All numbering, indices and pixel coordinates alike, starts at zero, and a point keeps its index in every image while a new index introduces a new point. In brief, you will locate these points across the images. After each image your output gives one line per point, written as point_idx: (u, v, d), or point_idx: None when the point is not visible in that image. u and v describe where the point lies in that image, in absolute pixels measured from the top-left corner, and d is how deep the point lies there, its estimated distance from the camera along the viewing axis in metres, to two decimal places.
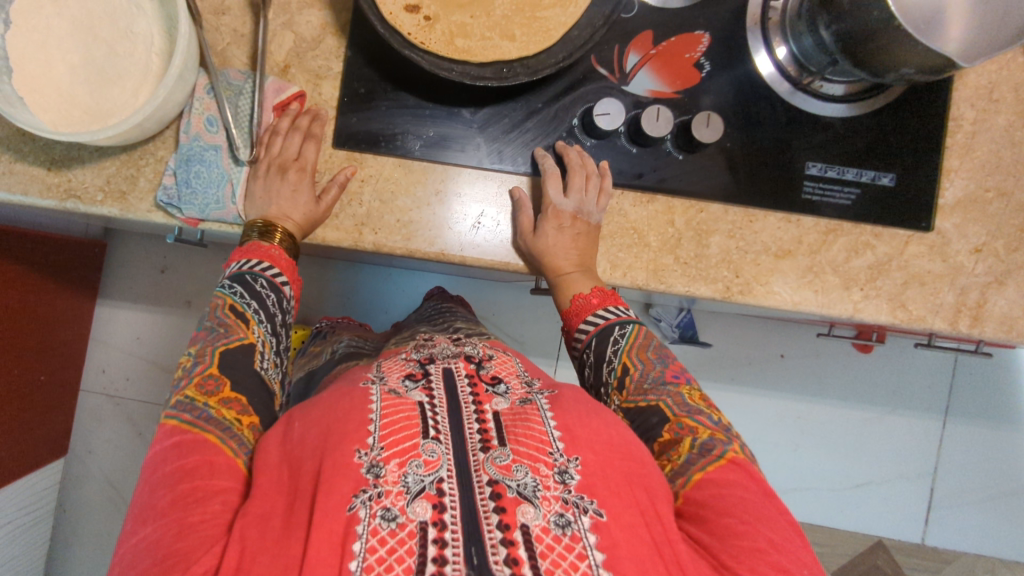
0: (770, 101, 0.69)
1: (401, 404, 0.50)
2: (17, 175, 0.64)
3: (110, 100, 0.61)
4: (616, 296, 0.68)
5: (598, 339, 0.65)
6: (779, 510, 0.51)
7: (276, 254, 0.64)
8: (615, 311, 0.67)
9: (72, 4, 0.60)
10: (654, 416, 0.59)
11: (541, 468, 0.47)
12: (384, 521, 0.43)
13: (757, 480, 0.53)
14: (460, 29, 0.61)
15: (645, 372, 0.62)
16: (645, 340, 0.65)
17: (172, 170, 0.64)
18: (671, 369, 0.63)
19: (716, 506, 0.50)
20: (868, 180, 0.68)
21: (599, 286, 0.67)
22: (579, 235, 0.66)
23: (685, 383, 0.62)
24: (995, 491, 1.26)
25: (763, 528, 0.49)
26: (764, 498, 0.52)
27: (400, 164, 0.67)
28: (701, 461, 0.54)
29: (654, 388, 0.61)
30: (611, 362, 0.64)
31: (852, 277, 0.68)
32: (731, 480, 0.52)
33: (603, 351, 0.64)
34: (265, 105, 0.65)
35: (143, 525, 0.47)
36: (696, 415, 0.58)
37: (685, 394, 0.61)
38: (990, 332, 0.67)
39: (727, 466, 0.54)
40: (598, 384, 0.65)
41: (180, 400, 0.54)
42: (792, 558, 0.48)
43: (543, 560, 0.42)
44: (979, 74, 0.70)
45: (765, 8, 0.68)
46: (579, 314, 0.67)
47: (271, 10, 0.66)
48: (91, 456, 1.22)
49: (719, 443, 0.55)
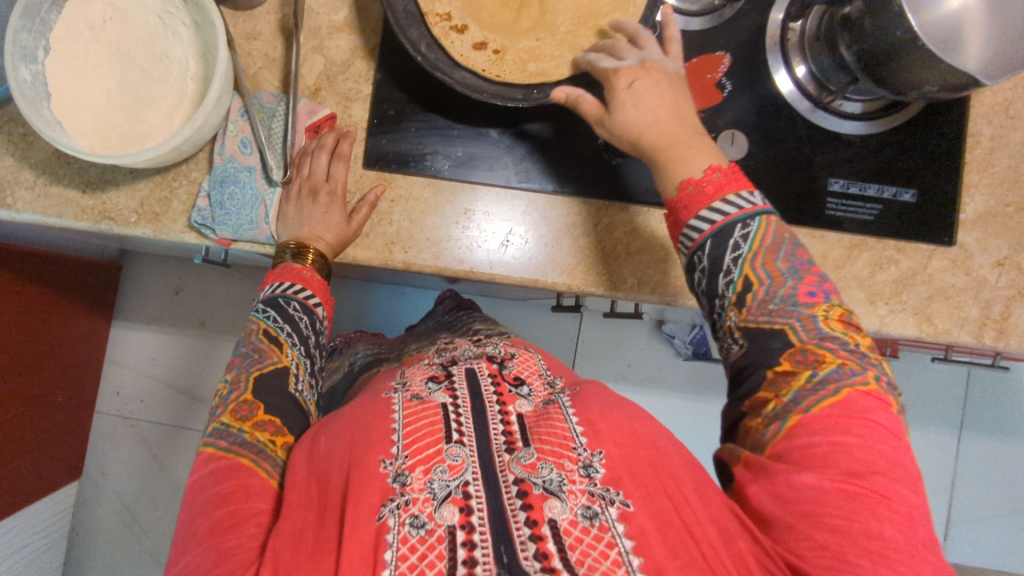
0: (791, 119, 0.70)
1: (424, 410, 0.51)
2: (52, 197, 0.65)
3: (145, 124, 0.62)
4: (739, 180, 0.55)
5: (714, 241, 0.53)
6: (881, 457, 0.45)
7: (308, 275, 0.64)
8: (735, 201, 0.54)
9: (108, 31, 0.61)
10: (775, 341, 0.50)
11: (566, 463, 0.47)
12: (413, 529, 0.43)
13: (874, 421, 0.46)
14: (529, 54, 0.63)
15: (773, 290, 0.51)
16: (774, 245, 0.52)
17: (206, 192, 0.65)
18: (805, 284, 0.51)
19: (790, 463, 0.46)
20: (890, 196, 0.70)
21: (716, 166, 0.56)
22: (667, 92, 0.59)
23: (822, 301, 0.51)
24: (1011, 506, 1.26)
25: (842, 481, 0.44)
26: (869, 443, 0.45)
27: (429, 183, 0.68)
28: (810, 400, 0.47)
29: (782, 310, 0.50)
30: (730, 273, 0.52)
31: (877, 292, 0.68)
32: (838, 423, 0.46)
33: (719, 257, 0.52)
34: (299, 127, 0.67)
35: (184, 553, 0.47)
36: (830, 343, 0.49)
37: (820, 318, 0.50)
38: (1016, 345, 0.68)
39: (845, 405, 0.47)
40: (710, 293, 0.54)
41: (215, 427, 0.54)
42: (869, 514, 0.43)
43: (573, 552, 0.43)
44: (995, 91, 0.71)
45: (784, 29, 0.70)
46: (688, 205, 0.55)
47: (302, 35, 0.68)
48: (105, 479, 1.22)
49: (842, 380, 0.48)
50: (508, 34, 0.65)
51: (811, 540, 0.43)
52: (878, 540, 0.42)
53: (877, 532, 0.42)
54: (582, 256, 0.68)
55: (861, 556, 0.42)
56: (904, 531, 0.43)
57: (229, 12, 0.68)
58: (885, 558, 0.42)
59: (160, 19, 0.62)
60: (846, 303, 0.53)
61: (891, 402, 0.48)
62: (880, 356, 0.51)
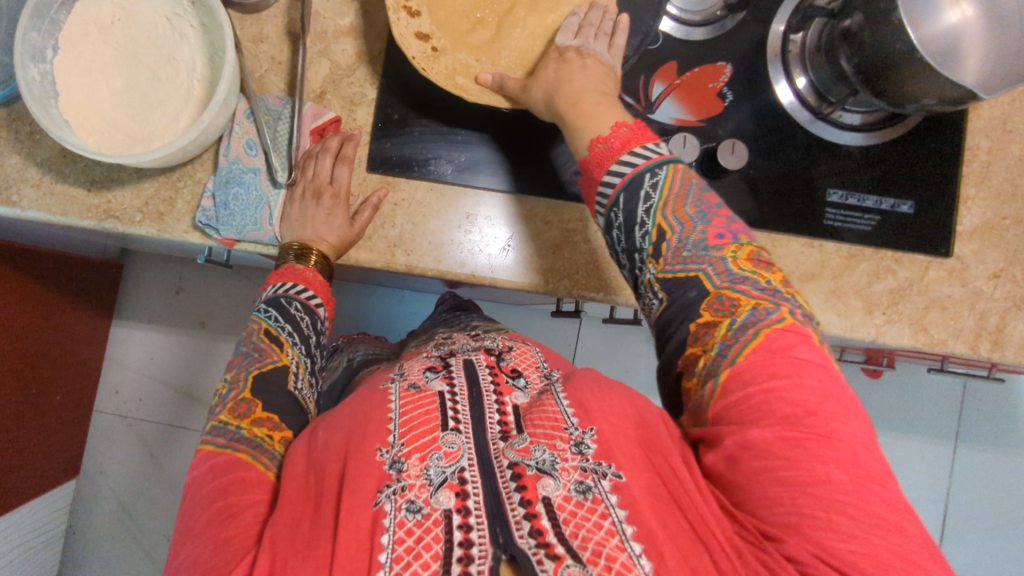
0: (790, 129, 0.71)
1: (421, 399, 0.51)
2: (57, 195, 0.66)
3: (151, 124, 0.62)
4: (646, 135, 0.55)
5: (627, 195, 0.53)
6: (813, 395, 0.45)
7: (310, 276, 0.65)
8: (643, 153, 0.54)
9: (117, 32, 0.62)
10: (692, 290, 0.50)
11: (558, 444, 0.48)
12: (409, 513, 0.44)
13: (799, 358, 0.46)
14: (463, 67, 0.64)
15: (685, 237, 0.51)
16: (682, 191, 0.53)
17: (211, 192, 0.65)
18: (714, 227, 0.52)
19: (735, 423, 0.45)
20: (888, 208, 0.70)
21: (622, 124, 0.56)
22: (600, 73, 0.61)
23: (731, 242, 0.51)
24: (1008, 518, 1.26)
25: (781, 429, 0.43)
26: (798, 381, 0.45)
27: (432, 188, 0.68)
28: (733, 350, 0.47)
29: (694, 256, 0.50)
30: (644, 226, 0.52)
31: (874, 302, 0.69)
32: (762, 368, 0.46)
33: (632, 210, 0.52)
34: (303, 130, 0.67)
35: (183, 547, 0.47)
36: (743, 285, 0.49)
37: (730, 260, 0.50)
38: (1011, 357, 0.68)
39: (767, 347, 0.46)
40: (630, 250, 0.54)
41: (214, 425, 0.54)
42: (813, 458, 0.42)
43: (567, 526, 0.43)
44: (993, 106, 0.72)
45: (785, 41, 0.70)
46: (598, 163, 0.55)
47: (309, 39, 0.69)
48: (103, 477, 1.22)
49: (760, 322, 0.47)
50: (454, 39, 0.65)
51: (766, 499, 0.43)
52: (826, 484, 0.42)
53: (826, 478, 0.42)
54: (584, 262, 0.69)
55: (814, 506, 0.42)
56: (850, 469, 0.43)
57: (237, 15, 0.69)
58: (838, 504, 0.41)
59: (168, 21, 0.63)
60: (756, 243, 0.53)
61: (811, 335, 0.48)
62: (794, 291, 0.51)
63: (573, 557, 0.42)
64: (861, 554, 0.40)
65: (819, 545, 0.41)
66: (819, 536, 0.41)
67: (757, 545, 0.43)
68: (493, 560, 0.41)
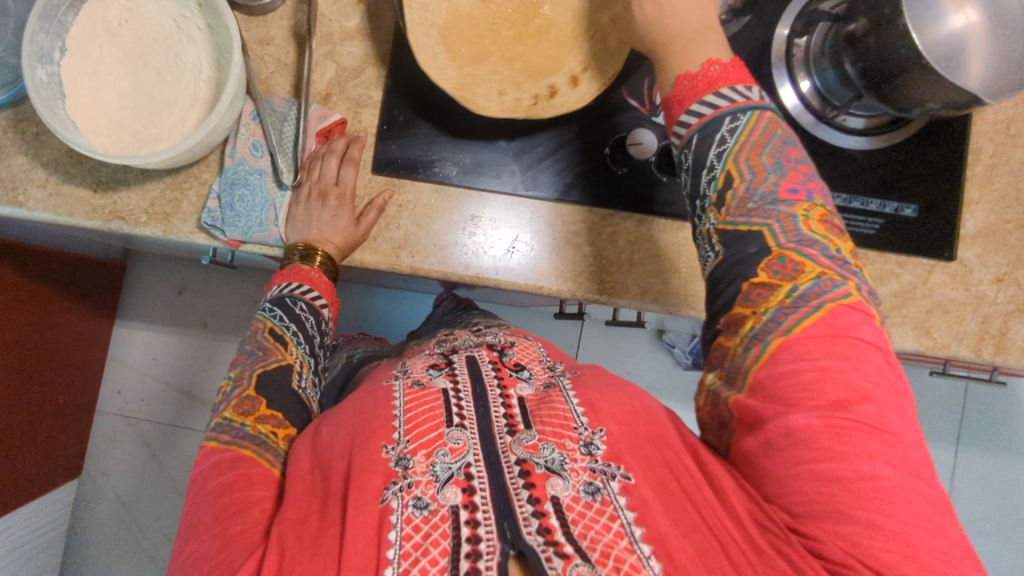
0: (794, 132, 0.71)
1: (424, 396, 0.51)
2: (64, 196, 0.66)
3: (157, 125, 0.62)
4: (739, 74, 0.53)
5: (701, 136, 0.52)
6: (867, 380, 0.44)
7: (316, 276, 0.65)
8: (730, 95, 0.52)
9: (124, 33, 0.62)
10: (751, 247, 0.48)
11: (567, 443, 0.48)
12: (416, 510, 0.44)
13: (857, 338, 0.45)
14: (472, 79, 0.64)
15: (753, 187, 0.49)
16: (762, 139, 0.51)
17: (216, 193, 0.65)
18: (788, 181, 0.50)
19: (780, 403, 0.44)
20: (892, 211, 0.71)
21: (716, 60, 0.53)
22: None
23: (805, 199, 0.49)
24: (1009, 520, 1.26)
25: (827, 416, 0.43)
26: (854, 364, 0.44)
27: (437, 190, 0.69)
28: (790, 319, 0.46)
29: (760, 210, 0.49)
30: (713, 169, 0.51)
31: (878, 305, 0.69)
32: (820, 344, 0.45)
33: (704, 153, 0.51)
34: (310, 131, 0.68)
35: (189, 541, 0.47)
36: (809, 248, 0.48)
37: (800, 219, 0.48)
38: (1013, 360, 0.69)
39: (827, 323, 0.45)
40: (696, 194, 0.53)
41: (218, 422, 0.54)
42: (860, 452, 0.42)
43: (576, 526, 0.44)
44: (996, 110, 0.72)
45: (790, 44, 0.71)
46: (680, 101, 0.54)
47: (315, 41, 0.69)
48: (105, 477, 1.22)
49: (823, 294, 0.46)
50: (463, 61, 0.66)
51: (801, 495, 0.42)
52: (868, 481, 0.41)
53: (870, 474, 0.41)
54: (588, 264, 0.69)
55: (855, 504, 0.41)
56: (897, 465, 0.42)
57: (243, 17, 0.69)
58: (877, 501, 0.41)
59: (175, 22, 0.63)
60: (830, 206, 0.51)
61: (873, 314, 0.47)
62: (861, 264, 0.50)
63: (581, 556, 0.42)
64: (901, 554, 0.40)
65: (851, 541, 0.40)
66: (856, 536, 0.40)
67: (778, 535, 0.43)
68: (502, 556, 0.41)
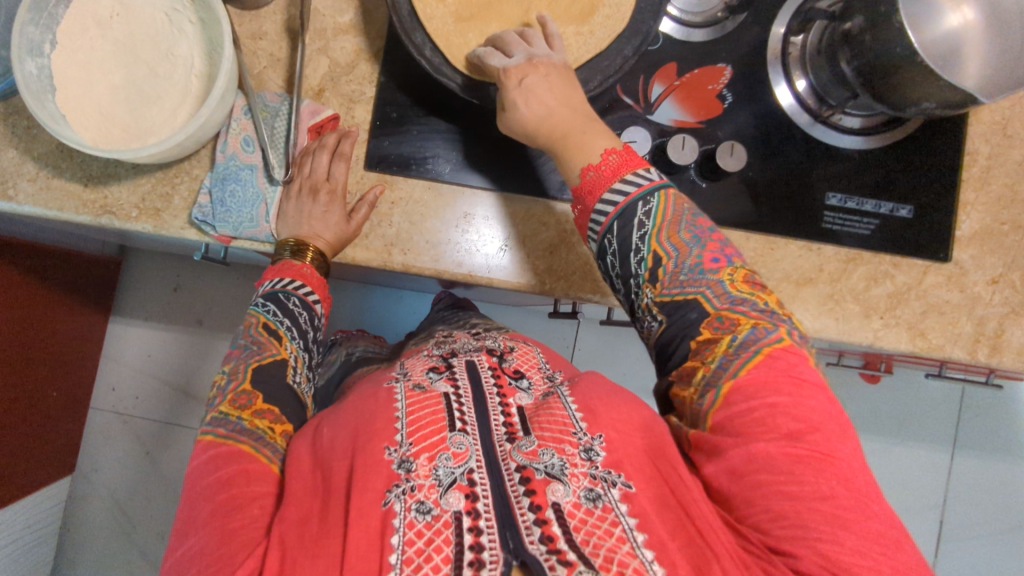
0: (790, 131, 0.71)
1: (427, 399, 0.51)
2: (54, 191, 0.66)
3: (149, 120, 0.62)
4: (634, 160, 0.57)
5: (620, 222, 0.54)
6: (813, 413, 0.46)
7: (308, 272, 0.65)
8: (634, 179, 0.56)
9: (115, 26, 0.62)
10: (692, 312, 0.51)
11: (567, 448, 0.48)
12: (419, 514, 0.43)
13: (800, 377, 0.48)
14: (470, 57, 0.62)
15: (680, 261, 0.53)
16: (675, 218, 0.54)
17: (207, 189, 0.65)
18: (709, 251, 0.53)
19: (736, 435, 0.46)
20: (887, 212, 0.70)
21: (612, 150, 0.58)
22: (558, 84, 0.59)
23: (726, 265, 0.53)
24: (1005, 525, 1.25)
25: (785, 445, 0.45)
26: (799, 400, 0.47)
27: (430, 187, 0.68)
28: (735, 363, 0.48)
29: (691, 280, 0.52)
30: (639, 251, 0.54)
31: (872, 305, 0.69)
32: (766, 383, 0.47)
33: (626, 237, 0.54)
34: (300, 127, 0.67)
35: (187, 537, 0.46)
36: (741, 306, 0.51)
37: (727, 282, 0.52)
38: (1008, 362, 0.68)
39: (769, 364, 0.48)
40: (625, 276, 0.55)
41: (214, 416, 0.53)
42: (817, 475, 0.44)
43: (578, 533, 0.43)
44: (993, 111, 0.72)
45: (786, 43, 0.70)
46: (591, 192, 0.57)
47: (308, 36, 0.69)
48: (99, 473, 1.21)
49: (759, 340, 0.49)
50: None
51: (771, 512, 0.44)
52: (830, 501, 0.43)
53: (829, 494, 0.43)
54: (582, 262, 0.68)
55: (819, 520, 0.42)
56: (850, 486, 0.44)
57: (236, 11, 0.68)
58: (841, 520, 0.43)
59: (167, 16, 0.63)
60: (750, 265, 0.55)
61: (806, 353, 0.50)
62: (789, 311, 0.53)
63: (585, 563, 0.41)
64: (869, 569, 0.41)
65: (826, 556, 0.41)
66: (827, 550, 0.41)
67: (761, 556, 0.43)
68: (504, 564, 0.41)
